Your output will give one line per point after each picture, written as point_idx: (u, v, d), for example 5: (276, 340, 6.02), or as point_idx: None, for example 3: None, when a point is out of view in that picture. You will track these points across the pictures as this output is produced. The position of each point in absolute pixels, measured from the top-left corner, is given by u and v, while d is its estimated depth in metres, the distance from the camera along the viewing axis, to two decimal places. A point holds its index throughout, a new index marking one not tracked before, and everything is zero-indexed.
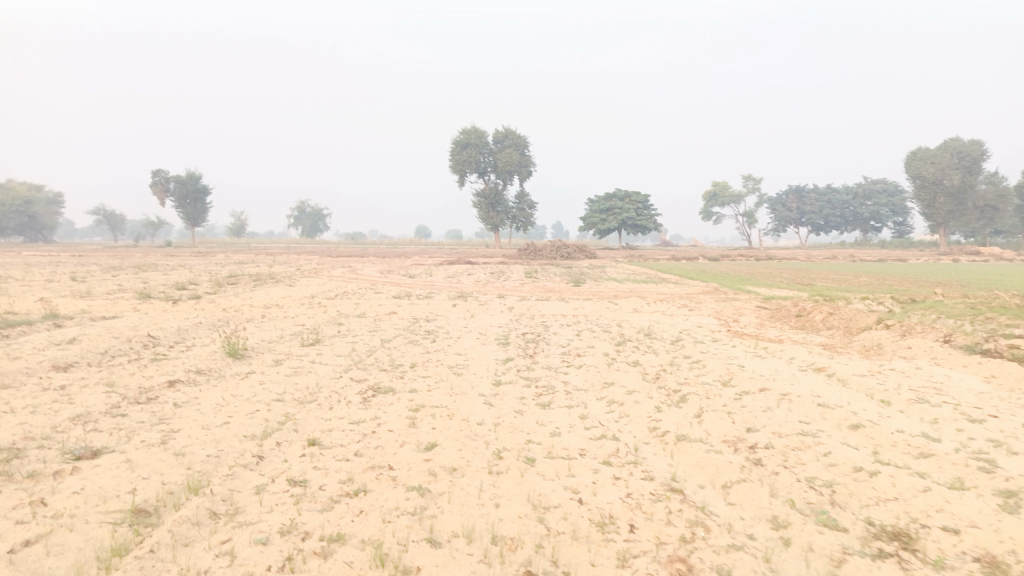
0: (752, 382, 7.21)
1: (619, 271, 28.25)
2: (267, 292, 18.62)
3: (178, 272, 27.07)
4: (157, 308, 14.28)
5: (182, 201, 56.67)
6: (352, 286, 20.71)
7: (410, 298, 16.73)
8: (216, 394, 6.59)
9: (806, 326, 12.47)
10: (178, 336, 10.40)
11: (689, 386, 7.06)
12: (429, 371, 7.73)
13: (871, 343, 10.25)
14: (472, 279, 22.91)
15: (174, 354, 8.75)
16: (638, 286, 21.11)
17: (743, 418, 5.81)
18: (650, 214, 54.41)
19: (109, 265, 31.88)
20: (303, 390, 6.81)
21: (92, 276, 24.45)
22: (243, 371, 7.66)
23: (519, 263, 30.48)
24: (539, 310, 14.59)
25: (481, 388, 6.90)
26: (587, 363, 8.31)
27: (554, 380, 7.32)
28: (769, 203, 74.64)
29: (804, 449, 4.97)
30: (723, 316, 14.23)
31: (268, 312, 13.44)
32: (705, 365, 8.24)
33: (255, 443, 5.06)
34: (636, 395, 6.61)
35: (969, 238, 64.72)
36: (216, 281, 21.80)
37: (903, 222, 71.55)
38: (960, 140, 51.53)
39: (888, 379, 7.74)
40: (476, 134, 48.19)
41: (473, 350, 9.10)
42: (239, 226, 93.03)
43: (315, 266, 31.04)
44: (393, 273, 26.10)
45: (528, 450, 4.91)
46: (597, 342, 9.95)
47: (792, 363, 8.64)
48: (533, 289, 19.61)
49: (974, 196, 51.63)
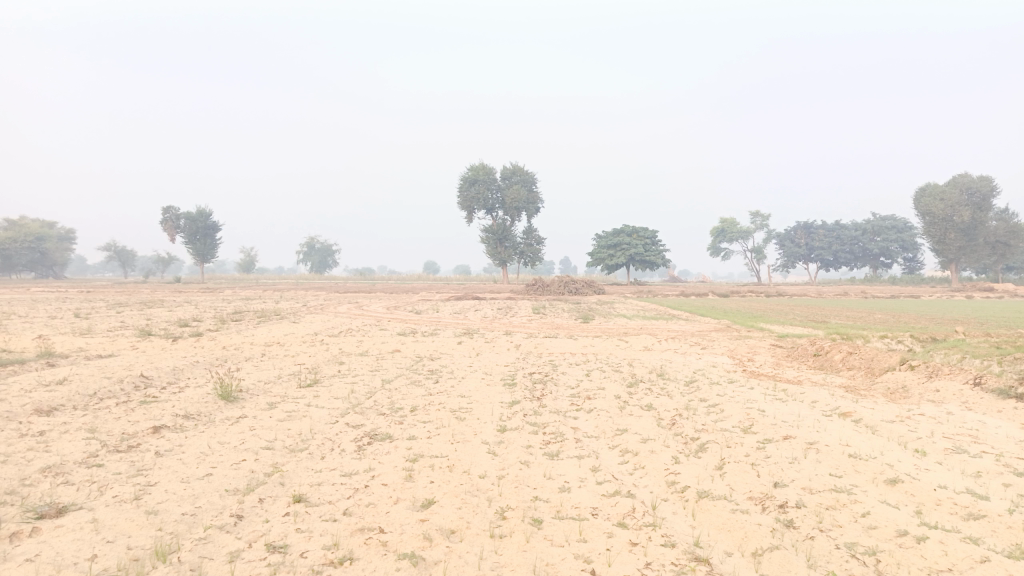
0: (774, 429, 6.73)
1: (627, 307, 27.82)
2: (269, 329, 18.27)
3: (182, 309, 26.82)
4: (155, 347, 13.91)
5: (191, 238, 56.75)
6: (357, 322, 20.33)
7: (414, 335, 16.33)
8: (202, 442, 6.18)
9: (824, 366, 11.97)
10: (172, 376, 10.01)
11: (708, 433, 6.59)
12: (430, 415, 7.30)
13: (895, 385, 9.76)
14: (478, 315, 22.50)
15: (164, 396, 8.34)
16: (648, 323, 20.64)
17: (769, 471, 5.36)
18: (658, 250, 54.08)
19: (114, 301, 31.68)
20: (295, 437, 6.39)
21: (95, 312, 24.15)
22: (233, 415, 7.25)
23: (527, 300, 30.06)
24: (546, 348, 14.17)
25: (485, 435, 6.46)
26: (598, 407, 7.86)
27: (562, 426, 6.87)
28: (777, 239, 74.26)
29: (839, 509, 4.50)
30: (738, 355, 13.75)
31: (268, 351, 13.05)
32: (722, 409, 7.78)
33: (236, 499, 4.64)
34: (651, 444, 6.15)
35: (980, 274, 64.05)
36: (219, 318, 21.48)
37: (914, 258, 70.93)
38: (970, 176, 51.26)
39: (920, 425, 7.24)
40: (484, 171, 48.25)
41: (477, 392, 8.67)
42: (248, 262, 93.27)
43: (320, 302, 30.72)
44: (399, 309, 25.76)
45: (535, 509, 4.46)
46: (608, 383, 9.50)
47: (814, 407, 8.15)
48: (541, 326, 19.17)
49: (985, 232, 51.15)
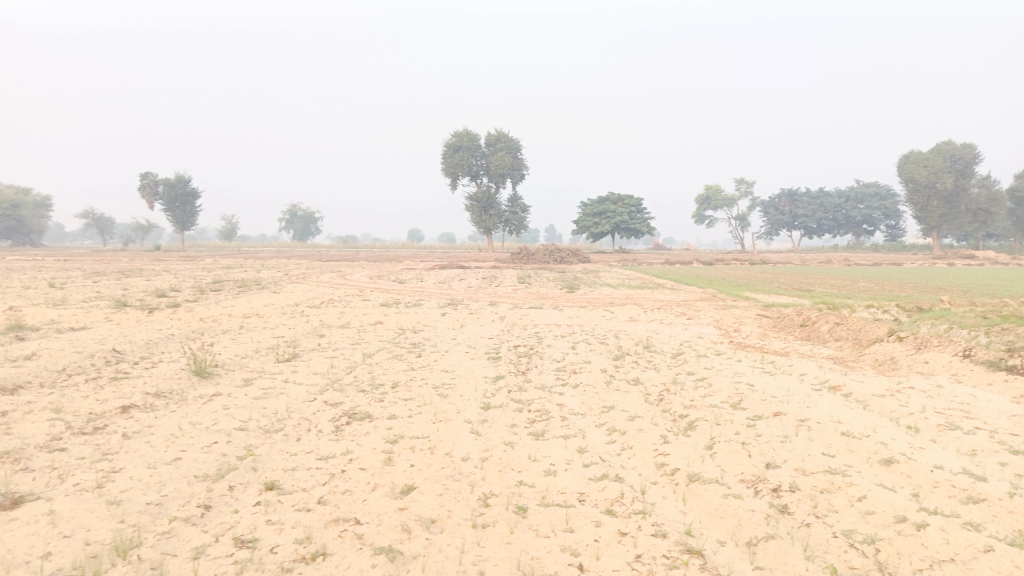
0: (764, 405, 6.57)
1: (613, 276, 27.70)
2: (250, 299, 17.92)
3: (161, 278, 26.29)
4: (131, 318, 13.55)
5: (170, 205, 55.74)
6: (339, 292, 20.00)
7: (397, 306, 16.05)
8: (172, 422, 5.92)
9: (811, 337, 11.87)
10: (146, 351, 9.69)
11: (697, 410, 6.42)
12: (411, 392, 7.08)
13: (884, 357, 9.64)
14: (462, 285, 22.24)
15: (136, 373, 8.05)
16: (634, 292, 20.48)
17: (760, 452, 5.19)
18: (643, 217, 53.89)
19: (92, 270, 31.05)
20: (270, 416, 6.15)
21: (70, 282, 23.65)
22: (207, 393, 6.98)
23: (511, 268, 29.79)
24: (532, 319, 13.95)
25: (468, 413, 6.24)
26: (584, 382, 7.66)
27: (548, 403, 6.66)
28: (761, 206, 74.25)
29: (834, 492, 4.34)
30: (724, 325, 13.62)
31: (246, 323, 12.75)
32: (710, 383, 7.61)
33: (205, 486, 4.41)
34: (639, 422, 5.97)
35: (961, 241, 64.51)
36: (198, 288, 21.06)
37: (896, 226, 71.29)
38: (953, 143, 51.33)
39: (910, 400, 7.13)
40: (467, 137, 47.65)
41: (460, 367, 8.45)
42: (230, 229, 92.04)
43: (302, 271, 30.25)
44: (382, 278, 25.45)
45: (519, 496, 4.26)
46: (594, 356, 9.30)
47: (803, 380, 8.01)
48: (527, 296, 18.96)
49: (967, 199, 51.37)
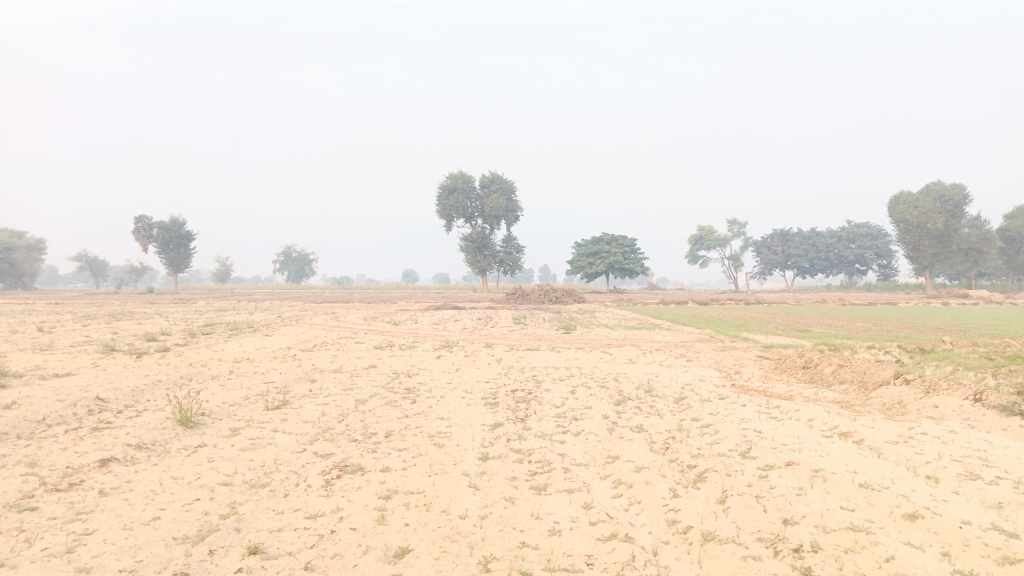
0: (775, 453, 6.29)
1: (609, 316, 27.50)
2: (241, 343, 17.60)
3: (151, 321, 25.95)
4: (118, 364, 13.20)
5: (164, 247, 55.55)
6: (332, 335, 19.68)
7: (391, 349, 15.75)
8: (153, 477, 5.60)
9: (815, 380, 11.61)
10: (131, 398, 9.37)
11: (705, 460, 6.14)
12: (405, 442, 6.77)
13: (891, 401, 9.39)
14: (458, 326, 21.96)
15: (119, 422, 7.72)
16: (631, 333, 20.24)
17: (776, 506, 4.91)
18: (638, 258, 53.95)
19: (83, 314, 30.68)
20: (257, 470, 5.84)
21: (59, 326, 23.27)
22: (191, 444, 6.66)
23: (507, 309, 29.53)
24: (529, 362, 13.67)
25: (465, 465, 5.94)
26: (585, 430, 7.37)
27: (549, 453, 6.37)
28: (754, 246, 74.56)
29: (860, 552, 4.06)
30: (725, 368, 13.35)
31: (236, 368, 12.43)
32: (717, 430, 7.34)
33: (184, 550, 4.10)
34: (646, 473, 5.69)
35: (953, 281, 64.72)
36: (189, 332, 20.72)
37: (888, 265, 71.58)
38: (942, 184, 51.81)
39: (925, 447, 6.85)
40: (462, 179, 47.89)
41: (457, 413, 8.14)
42: (223, 271, 91.80)
43: (295, 313, 29.95)
44: (376, 320, 25.18)
45: (523, 560, 3.96)
46: (594, 402, 9.02)
47: (812, 426, 7.74)
48: (523, 338, 18.69)
49: (958, 239, 51.65)
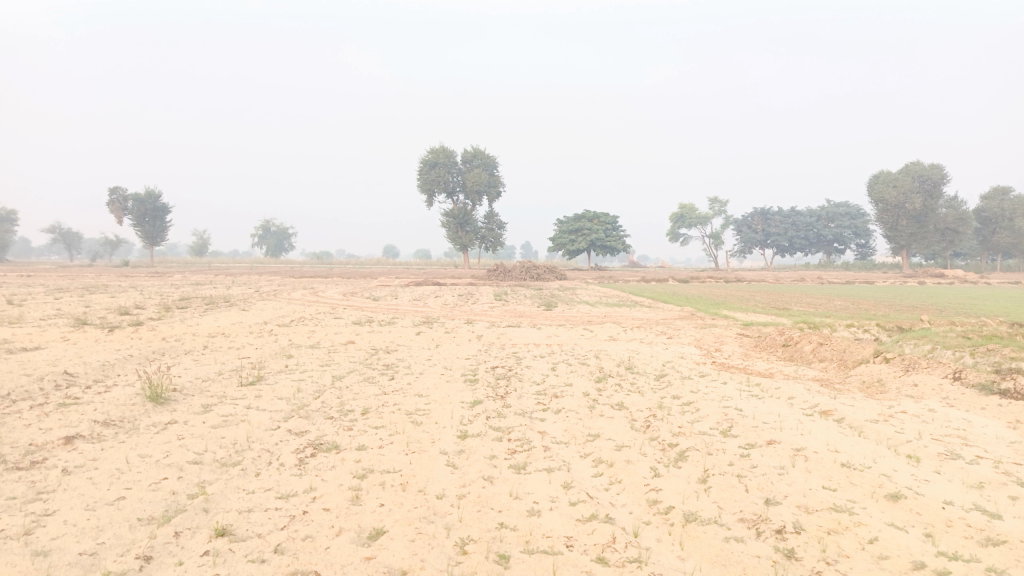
0: (756, 432, 6.23)
1: (590, 293, 27.46)
2: (217, 317, 17.29)
3: (126, 294, 25.49)
4: (89, 338, 12.91)
5: (140, 220, 54.57)
6: (311, 310, 19.42)
7: (370, 324, 15.55)
8: (120, 455, 5.42)
9: (794, 357, 11.61)
10: (100, 373, 9.12)
11: (686, 438, 6.06)
12: (383, 419, 6.63)
13: (870, 379, 9.39)
14: (438, 302, 21.77)
15: (86, 398, 7.50)
16: (612, 311, 20.19)
17: (758, 486, 4.84)
18: (619, 235, 53.94)
19: (55, 286, 30.09)
20: (228, 448, 5.67)
21: (30, 299, 22.77)
22: (161, 421, 6.47)
23: (488, 285, 29.37)
24: (509, 338, 13.55)
25: (443, 444, 5.81)
26: (566, 407, 7.27)
27: (529, 431, 6.26)
28: (735, 225, 74.85)
29: (843, 533, 4.00)
30: (705, 345, 13.33)
31: (211, 343, 12.19)
32: (698, 408, 7.27)
33: (149, 532, 3.94)
34: (627, 452, 5.59)
35: (929, 260, 65.51)
36: (164, 306, 20.35)
37: (866, 244, 72.26)
38: (921, 164, 52.17)
39: (904, 426, 6.84)
40: (444, 154, 47.40)
41: (435, 390, 8.01)
42: (201, 244, 90.60)
43: (273, 287, 29.58)
44: (355, 295, 24.94)
45: (501, 542, 3.85)
46: (575, 379, 8.93)
47: (792, 404, 7.69)
48: (503, 314, 18.58)
49: (935, 219, 52.15)
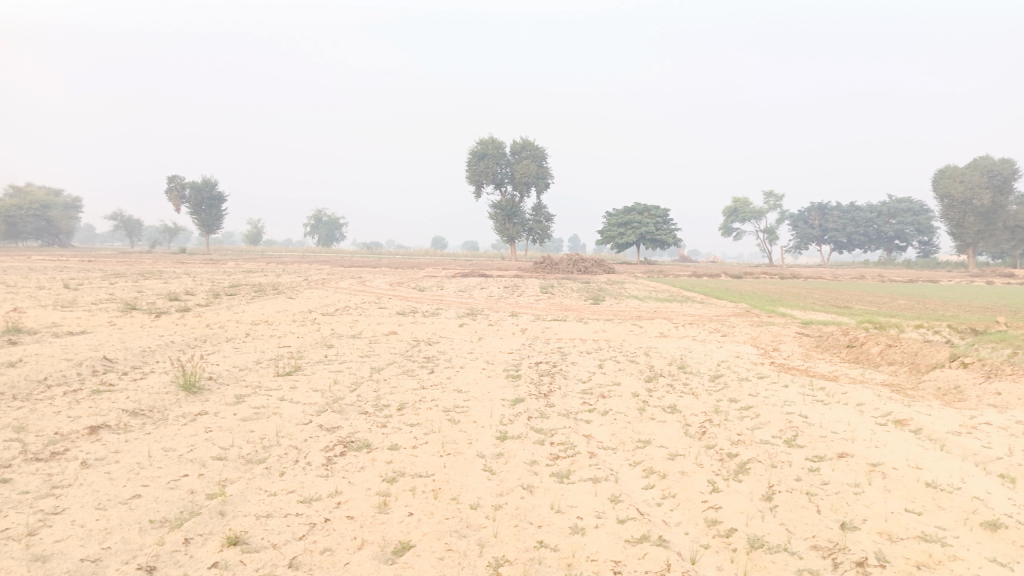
0: (825, 444, 5.67)
1: (639, 287, 26.80)
2: (264, 305, 17.27)
3: (179, 280, 25.90)
4: (136, 323, 12.93)
5: (196, 208, 55.70)
6: (356, 299, 19.27)
7: (414, 315, 15.27)
8: (143, 448, 5.17)
9: (859, 359, 10.88)
10: (139, 360, 8.99)
11: (747, 448, 5.53)
12: (419, 416, 6.26)
13: (947, 386, 8.63)
14: (484, 294, 21.41)
15: (120, 385, 7.34)
16: (662, 306, 19.52)
17: (832, 507, 4.30)
18: (669, 229, 52.83)
19: (112, 272, 30.72)
20: (256, 443, 5.37)
21: (87, 284, 23.19)
22: (190, 412, 6.24)
23: (534, 278, 28.88)
24: (556, 332, 13.08)
25: (481, 445, 5.41)
26: (614, 409, 6.80)
27: (574, 434, 5.80)
28: (790, 219, 72.76)
29: (936, 570, 3.44)
30: (762, 344, 12.65)
31: (253, 331, 12.05)
32: (758, 414, 6.70)
33: (158, 538, 3.63)
34: (681, 461, 5.10)
35: (997, 259, 62.51)
36: (213, 292, 20.46)
37: (929, 241, 69.35)
38: (991, 158, 49.65)
39: (992, 440, 6.15)
40: (493, 145, 47.01)
41: (476, 386, 7.62)
42: (255, 234, 92.42)
43: (322, 276, 29.65)
44: (402, 285, 24.79)
45: (539, 564, 3.42)
46: (624, 378, 8.43)
47: (862, 412, 7.06)
48: (550, 307, 18.12)
49: (1004, 216, 49.64)
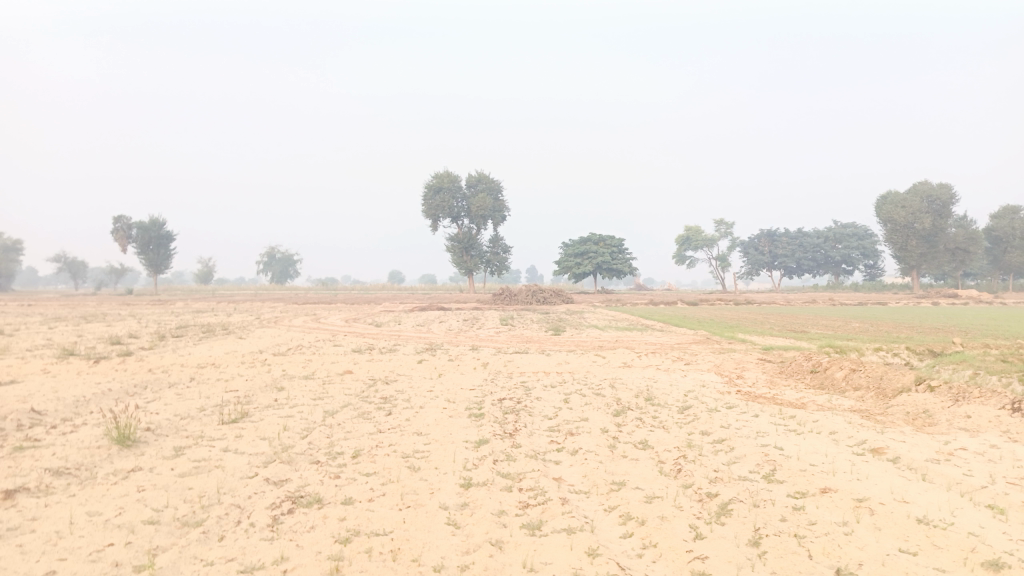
0: (806, 478, 5.40)
1: (599, 317, 26.68)
2: (212, 346, 16.53)
3: (123, 322, 24.84)
4: (71, 370, 12.13)
5: (144, 248, 54.09)
6: (310, 338, 18.61)
7: (371, 353, 14.74)
8: (65, 513, 4.62)
9: (825, 385, 10.75)
10: (70, 411, 8.32)
11: (726, 486, 5.23)
12: (375, 464, 5.81)
13: (916, 410, 8.50)
14: (443, 328, 20.96)
15: (47, 440, 6.71)
16: (623, 335, 19.34)
17: (825, 551, 4.00)
18: (625, 258, 53.16)
19: (52, 315, 29.35)
20: (194, 503, 4.87)
21: (24, 329, 22.00)
22: (123, 469, 5.68)
23: (493, 310, 28.51)
24: (517, 366, 12.71)
25: (444, 495, 5.00)
26: (584, 448, 6.44)
27: (543, 478, 5.42)
28: (742, 246, 74.06)
29: None
30: (726, 372, 12.48)
31: (199, 375, 11.40)
32: (733, 447, 6.42)
33: None
34: (659, 504, 4.76)
35: (939, 281, 64.41)
36: (158, 334, 19.57)
37: (875, 265, 71.25)
38: (929, 183, 51.37)
39: (972, 466, 5.97)
40: (448, 178, 46.87)
41: (436, 428, 7.20)
42: (206, 272, 90.30)
43: (275, 314, 28.79)
44: (358, 321, 24.19)
45: None
46: (591, 412, 8.10)
47: (837, 441, 6.83)
48: (510, 340, 17.75)
49: (945, 239, 51.24)
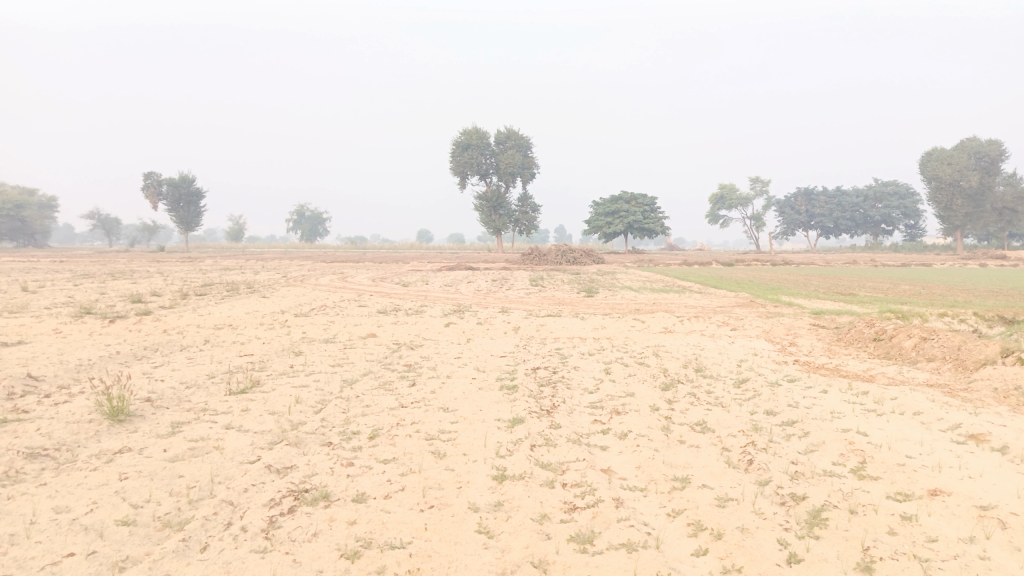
0: (905, 476, 4.51)
1: (632, 278, 25.69)
2: (234, 306, 15.89)
3: (149, 280, 24.50)
4: (84, 331, 11.57)
5: (174, 205, 53.91)
6: (334, 297, 17.92)
7: (397, 314, 13.98)
8: (28, 509, 3.90)
9: (892, 356, 9.71)
10: (69, 378, 7.64)
11: (812, 485, 4.35)
12: (395, 448, 5.03)
13: (1006, 386, 7.47)
14: (471, 289, 20.16)
15: (34, 413, 6.03)
16: (661, 297, 18.36)
17: None
18: (657, 217, 51.71)
19: (82, 272, 29.15)
20: (182, 497, 4.14)
21: (50, 286, 21.64)
22: (109, 450, 4.98)
23: (522, 270, 27.59)
24: (552, 331, 11.86)
25: (474, 491, 4.20)
26: (634, 430, 5.59)
27: (591, 471, 4.57)
28: (778, 205, 71.87)
29: None
30: (778, 339, 11.48)
31: (215, 337, 10.74)
32: (809, 434, 5.50)
33: None
34: (739, 512, 3.89)
35: (984, 242, 61.82)
36: (181, 292, 19.04)
37: (917, 225, 68.66)
38: (978, 140, 48.80)
39: None
40: (477, 135, 45.70)
41: (465, 403, 6.40)
42: (237, 230, 90.57)
43: (301, 272, 28.19)
44: (385, 280, 23.49)
45: None
46: (637, 386, 7.24)
47: (929, 426, 5.86)
48: (542, 301, 16.87)
49: (993, 197, 48.74)
